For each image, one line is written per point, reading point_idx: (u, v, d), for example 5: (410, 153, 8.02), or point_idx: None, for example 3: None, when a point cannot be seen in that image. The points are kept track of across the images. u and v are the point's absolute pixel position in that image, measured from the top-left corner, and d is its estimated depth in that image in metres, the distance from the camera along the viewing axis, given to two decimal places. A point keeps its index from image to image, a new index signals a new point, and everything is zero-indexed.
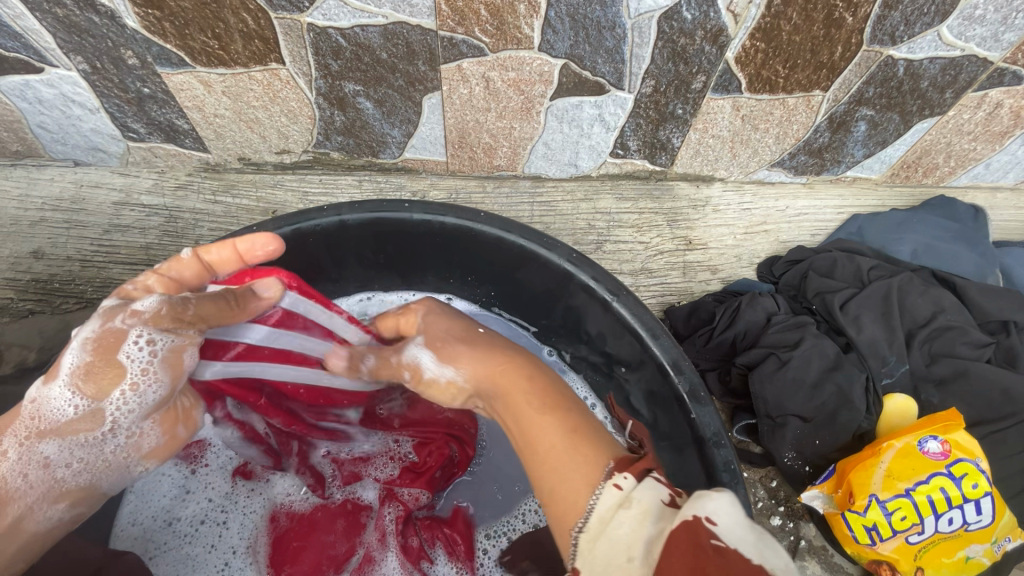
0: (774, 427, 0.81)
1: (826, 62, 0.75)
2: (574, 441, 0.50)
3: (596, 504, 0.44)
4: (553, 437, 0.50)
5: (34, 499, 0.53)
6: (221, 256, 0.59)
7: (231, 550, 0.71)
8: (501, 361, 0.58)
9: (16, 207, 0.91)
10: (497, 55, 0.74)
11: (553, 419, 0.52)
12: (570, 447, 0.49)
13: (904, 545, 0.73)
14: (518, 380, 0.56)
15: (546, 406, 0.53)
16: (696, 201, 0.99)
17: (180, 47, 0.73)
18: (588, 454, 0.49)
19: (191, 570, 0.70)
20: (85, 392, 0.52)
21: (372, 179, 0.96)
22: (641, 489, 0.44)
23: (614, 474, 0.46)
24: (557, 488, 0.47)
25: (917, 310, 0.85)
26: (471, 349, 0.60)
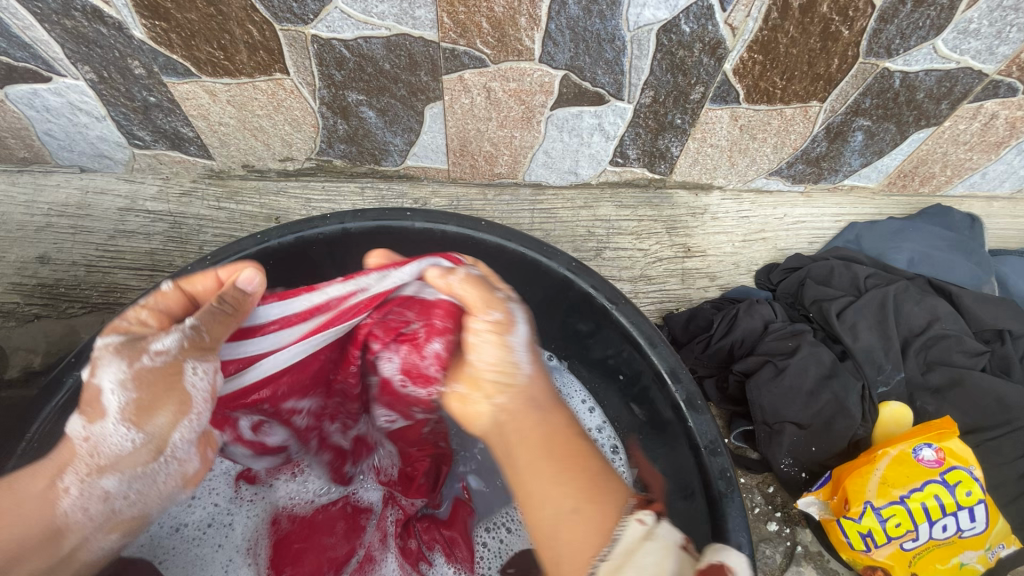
0: (771, 433, 0.82)
1: (822, 73, 0.76)
2: (588, 484, 0.49)
3: (622, 534, 0.46)
4: (557, 495, 0.48)
5: (90, 530, 0.51)
6: (204, 287, 0.55)
7: (235, 551, 0.72)
8: (521, 399, 0.54)
9: (23, 212, 0.92)
10: (498, 66, 0.75)
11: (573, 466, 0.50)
12: (574, 474, 0.50)
13: (899, 551, 0.74)
14: (529, 427, 0.52)
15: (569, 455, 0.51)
16: (694, 209, 1.00)
17: (186, 58, 0.74)
18: (594, 491, 0.49)
19: (197, 572, 0.71)
20: (134, 424, 0.49)
21: (374, 186, 0.97)
22: (664, 527, 0.47)
23: (636, 510, 0.48)
24: (563, 526, 0.48)
25: (913, 318, 0.86)
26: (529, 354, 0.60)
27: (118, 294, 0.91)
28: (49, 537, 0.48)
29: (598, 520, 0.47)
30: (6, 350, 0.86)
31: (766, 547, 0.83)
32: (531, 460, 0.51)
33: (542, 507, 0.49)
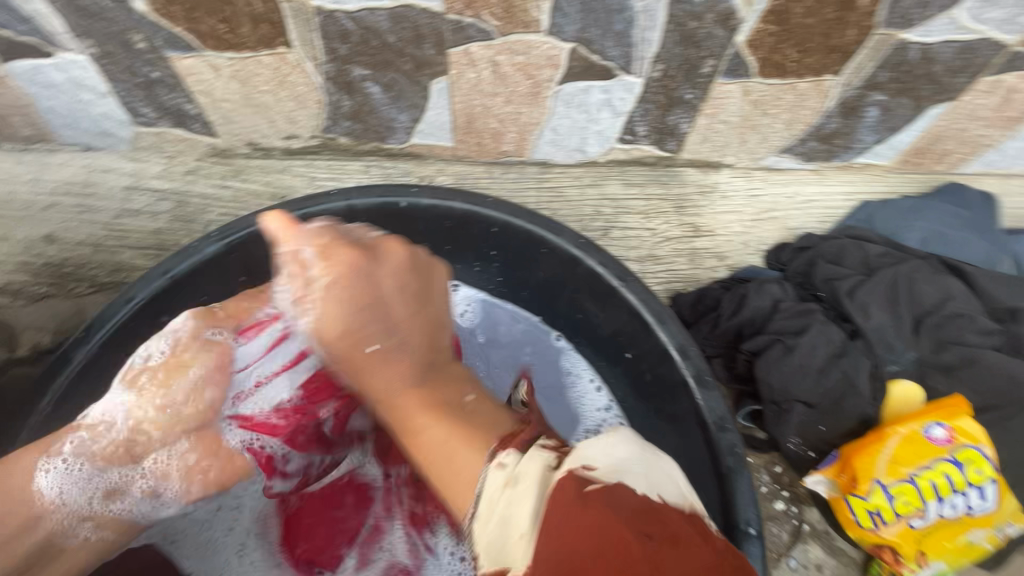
0: (779, 412, 0.82)
1: (838, 45, 0.74)
2: (465, 427, 0.50)
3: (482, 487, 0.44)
4: (437, 426, 0.51)
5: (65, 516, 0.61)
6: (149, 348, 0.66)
7: (246, 534, 0.77)
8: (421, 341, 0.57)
9: (28, 191, 0.92)
10: (505, 39, 0.74)
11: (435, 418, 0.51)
12: (453, 425, 0.51)
13: (907, 529, 0.74)
14: (413, 396, 0.54)
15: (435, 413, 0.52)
16: (704, 187, 0.98)
17: (188, 31, 0.73)
18: (474, 426, 0.51)
19: (211, 555, 0.76)
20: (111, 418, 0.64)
21: (379, 164, 0.96)
22: (526, 462, 0.44)
23: (497, 454, 0.46)
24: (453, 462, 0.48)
25: (926, 297, 0.85)
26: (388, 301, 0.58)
27: (126, 273, 0.91)
28: (29, 519, 0.59)
29: (474, 455, 0.48)
30: (15, 328, 0.87)
31: (771, 526, 0.83)
32: (390, 388, 0.54)
33: (421, 441, 0.51)
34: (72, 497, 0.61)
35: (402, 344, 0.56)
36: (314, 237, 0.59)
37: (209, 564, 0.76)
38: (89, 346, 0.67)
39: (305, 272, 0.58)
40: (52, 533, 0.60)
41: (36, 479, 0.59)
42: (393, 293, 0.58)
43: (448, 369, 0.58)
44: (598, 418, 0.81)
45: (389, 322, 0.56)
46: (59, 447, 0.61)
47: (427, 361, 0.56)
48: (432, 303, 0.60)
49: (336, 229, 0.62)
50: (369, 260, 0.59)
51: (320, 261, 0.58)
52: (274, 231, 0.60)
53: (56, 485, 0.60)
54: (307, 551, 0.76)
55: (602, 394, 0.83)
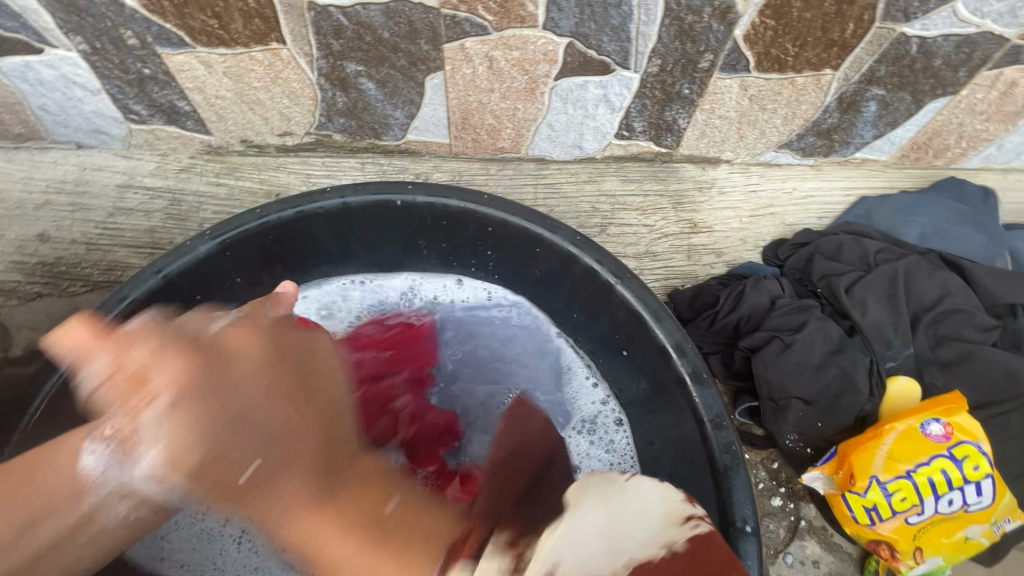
0: (777, 409, 0.82)
1: (836, 39, 0.73)
2: (390, 541, 0.45)
3: None
4: (352, 553, 0.45)
5: None
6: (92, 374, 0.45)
7: (248, 519, 0.76)
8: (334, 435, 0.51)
9: (21, 190, 0.91)
10: (500, 34, 0.73)
11: (322, 518, 0.46)
12: (374, 545, 0.45)
13: (903, 525, 0.74)
14: (313, 478, 0.47)
15: (319, 502, 0.46)
16: (701, 183, 0.98)
17: (180, 27, 0.72)
18: (405, 544, 0.45)
19: (204, 547, 0.75)
20: None
21: (374, 161, 0.95)
22: (486, 557, 0.42)
23: (446, 569, 0.43)
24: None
25: (924, 293, 0.85)
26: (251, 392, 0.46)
27: (119, 272, 0.90)
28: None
29: (407, 568, 0.44)
30: (9, 328, 0.86)
31: (769, 522, 0.83)
32: (298, 526, 0.46)
33: (339, 573, 0.45)
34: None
35: (288, 461, 0.46)
36: (133, 334, 0.45)
37: (201, 557, 0.75)
38: None
39: (206, 331, 0.51)
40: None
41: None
42: (264, 389, 0.46)
43: (351, 469, 0.50)
44: (593, 409, 0.82)
45: (297, 404, 0.48)
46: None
47: (325, 464, 0.48)
48: (317, 386, 0.51)
49: (167, 321, 0.49)
50: (217, 349, 0.46)
51: (134, 383, 0.43)
52: (153, 316, 0.54)
53: None
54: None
55: (601, 392, 0.83)
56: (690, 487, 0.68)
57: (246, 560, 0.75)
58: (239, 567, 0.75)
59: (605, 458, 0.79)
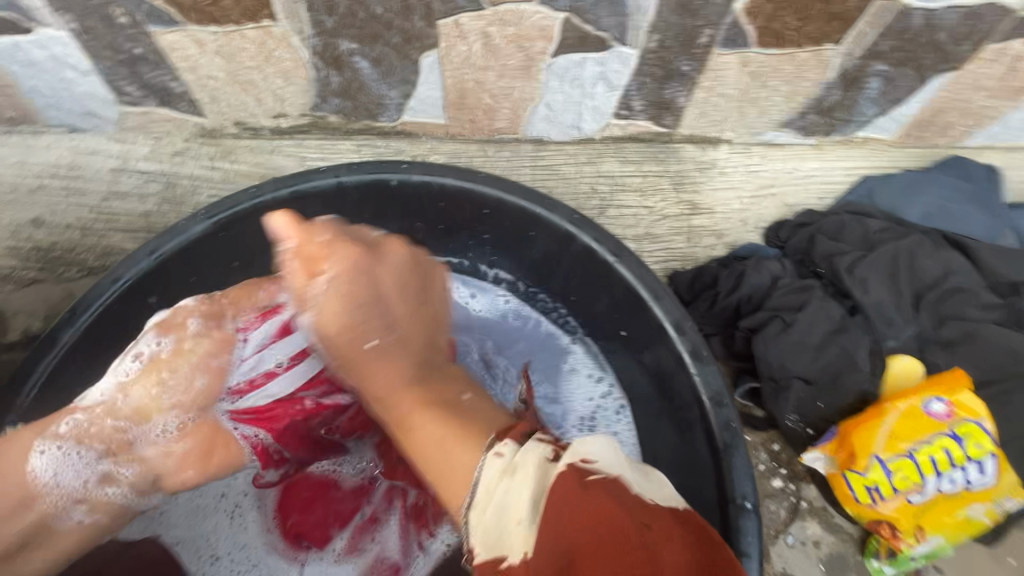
0: (777, 389, 0.81)
1: (838, 12, 0.72)
2: (453, 421, 0.50)
3: (480, 476, 0.43)
4: (435, 423, 0.50)
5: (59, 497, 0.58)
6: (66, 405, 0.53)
7: (240, 496, 0.75)
8: (417, 349, 0.58)
9: (14, 174, 0.90)
10: (496, 8, 0.72)
11: (429, 415, 0.51)
12: (450, 417, 0.51)
13: (905, 504, 0.74)
14: (403, 369, 0.55)
15: (422, 402, 0.52)
16: (702, 163, 0.96)
17: (170, 4, 0.71)
18: (469, 423, 0.50)
19: (200, 521, 0.74)
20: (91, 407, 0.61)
21: (370, 143, 0.94)
22: (523, 452, 0.43)
23: (495, 443, 0.45)
24: (449, 459, 0.47)
25: (926, 272, 0.84)
26: (405, 305, 0.60)
27: (115, 256, 0.90)
28: (21, 501, 0.56)
29: (460, 450, 0.47)
30: (5, 313, 0.86)
31: (770, 503, 0.83)
32: (403, 402, 0.53)
33: (415, 441, 0.50)
34: (69, 479, 0.58)
35: (383, 352, 0.56)
36: (318, 231, 0.60)
37: (197, 532, 0.74)
38: (78, 326, 0.65)
39: (306, 278, 0.58)
40: (45, 515, 0.57)
41: (31, 460, 0.57)
42: (393, 290, 0.60)
43: (446, 369, 0.59)
44: (588, 407, 0.81)
45: (419, 303, 0.62)
46: (54, 429, 0.58)
47: (409, 355, 0.57)
48: (431, 298, 0.64)
49: (345, 225, 0.64)
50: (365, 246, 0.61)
51: (314, 264, 0.58)
52: (276, 231, 0.59)
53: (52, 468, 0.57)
54: (301, 524, 0.74)
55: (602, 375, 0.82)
56: (689, 466, 0.67)
57: (239, 538, 0.75)
58: (233, 544, 0.74)
59: None
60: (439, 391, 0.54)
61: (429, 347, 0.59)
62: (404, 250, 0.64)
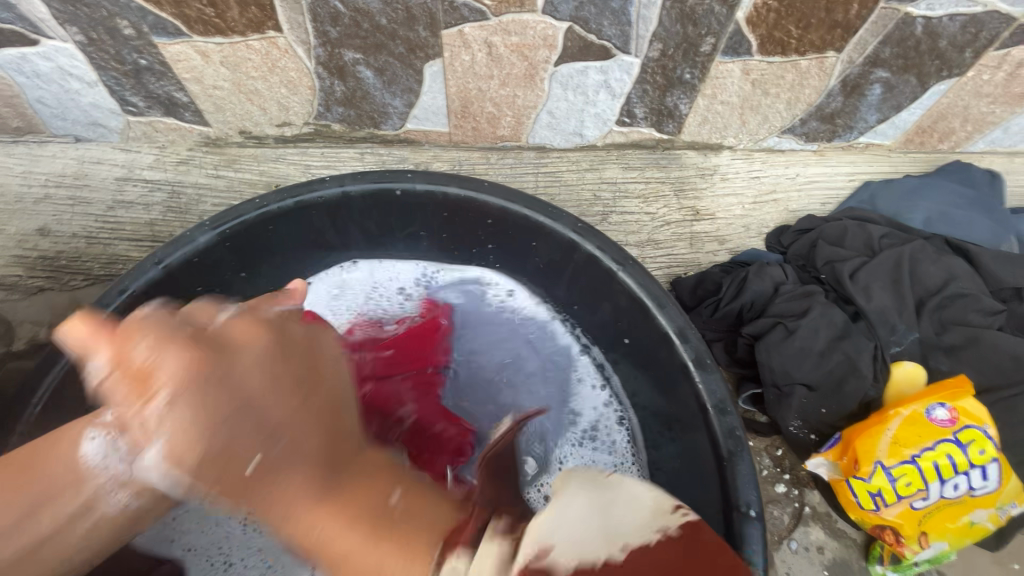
0: (780, 396, 0.81)
1: (840, 20, 0.73)
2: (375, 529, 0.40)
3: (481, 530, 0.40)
4: (365, 544, 0.40)
5: None
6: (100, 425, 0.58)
7: None
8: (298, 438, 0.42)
9: (20, 183, 0.91)
10: (499, 19, 0.72)
11: (360, 528, 0.40)
12: (353, 520, 0.41)
13: (908, 510, 0.74)
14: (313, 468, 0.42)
15: (321, 493, 0.41)
16: (703, 170, 0.97)
17: (176, 16, 0.72)
18: (411, 534, 0.40)
19: (212, 529, 0.73)
20: None
21: (373, 151, 0.95)
22: (476, 561, 0.38)
23: (444, 560, 0.39)
24: (387, 574, 0.39)
25: (929, 278, 0.84)
26: (283, 406, 0.42)
27: (120, 265, 0.90)
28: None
29: (390, 566, 0.39)
30: (11, 322, 0.86)
31: (773, 509, 0.83)
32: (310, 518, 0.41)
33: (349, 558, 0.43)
34: None
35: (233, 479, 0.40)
36: (193, 304, 0.47)
37: (209, 538, 0.73)
38: None
39: (139, 400, 0.39)
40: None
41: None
42: (265, 391, 0.42)
43: (354, 467, 0.44)
44: (593, 415, 0.80)
45: (300, 394, 0.44)
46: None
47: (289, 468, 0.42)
48: (324, 377, 0.46)
49: (175, 312, 0.44)
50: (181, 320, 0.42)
51: (144, 381, 0.39)
52: (71, 344, 0.41)
53: None
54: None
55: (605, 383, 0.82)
56: (694, 474, 0.67)
57: (251, 544, 0.73)
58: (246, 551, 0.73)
59: (609, 463, 0.77)
60: (371, 492, 0.42)
61: (340, 457, 0.44)
62: (242, 322, 0.45)
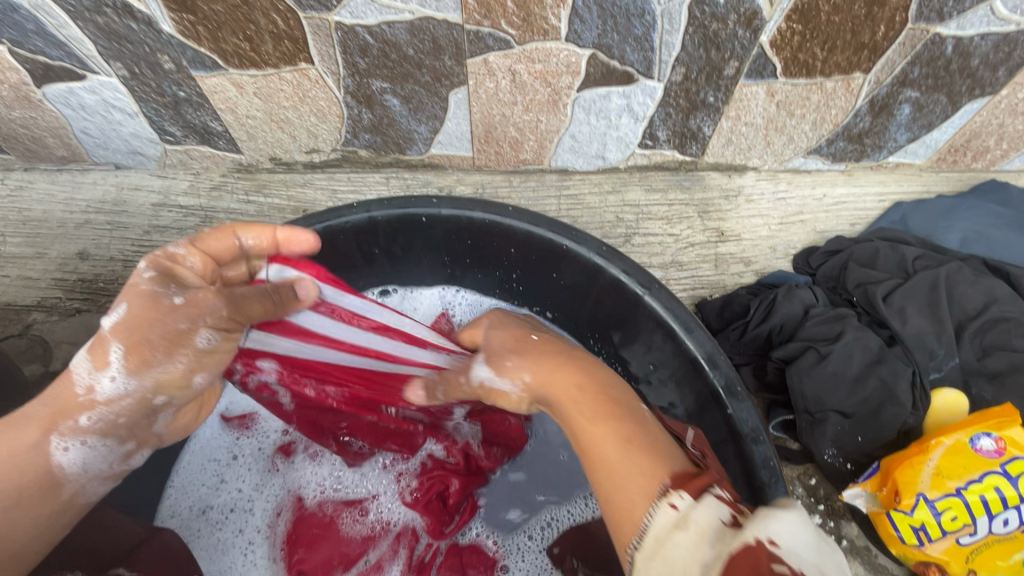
0: (813, 422, 0.78)
1: (867, 42, 0.72)
2: (610, 466, 0.47)
3: (651, 523, 0.42)
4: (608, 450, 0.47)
5: (87, 479, 0.50)
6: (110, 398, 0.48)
7: (255, 532, 0.73)
8: (552, 371, 0.55)
9: (63, 210, 0.95)
10: (523, 47, 0.74)
11: (607, 427, 0.49)
12: (607, 448, 0.48)
13: (955, 546, 0.70)
14: (570, 390, 0.52)
15: (599, 415, 0.50)
16: (727, 191, 0.97)
17: (214, 50, 0.75)
18: (635, 462, 0.46)
19: (220, 556, 0.72)
20: (132, 372, 0.48)
21: (399, 176, 0.97)
22: (699, 509, 0.41)
23: (670, 492, 0.43)
24: (614, 500, 0.45)
25: (967, 301, 0.81)
26: (519, 356, 0.58)
27: None
28: (47, 488, 0.48)
29: (633, 493, 0.44)
30: (49, 343, 0.88)
31: None
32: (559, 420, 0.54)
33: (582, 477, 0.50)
34: (96, 465, 0.50)
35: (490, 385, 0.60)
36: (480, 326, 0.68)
37: (217, 566, 0.71)
38: None
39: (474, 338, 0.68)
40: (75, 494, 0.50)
41: (54, 456, 0.47)
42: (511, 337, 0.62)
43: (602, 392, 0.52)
44: None
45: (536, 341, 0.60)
46: (74, 422, 0.48)
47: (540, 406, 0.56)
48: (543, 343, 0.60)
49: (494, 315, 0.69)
50: (274, 309, 0.58)
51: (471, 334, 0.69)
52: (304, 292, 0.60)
53: (82, 458, 0.49)
54: (305, 561, 0.70)
55: None
56: None
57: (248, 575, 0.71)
58: None
59: None
60: (627, 398, 0.53)
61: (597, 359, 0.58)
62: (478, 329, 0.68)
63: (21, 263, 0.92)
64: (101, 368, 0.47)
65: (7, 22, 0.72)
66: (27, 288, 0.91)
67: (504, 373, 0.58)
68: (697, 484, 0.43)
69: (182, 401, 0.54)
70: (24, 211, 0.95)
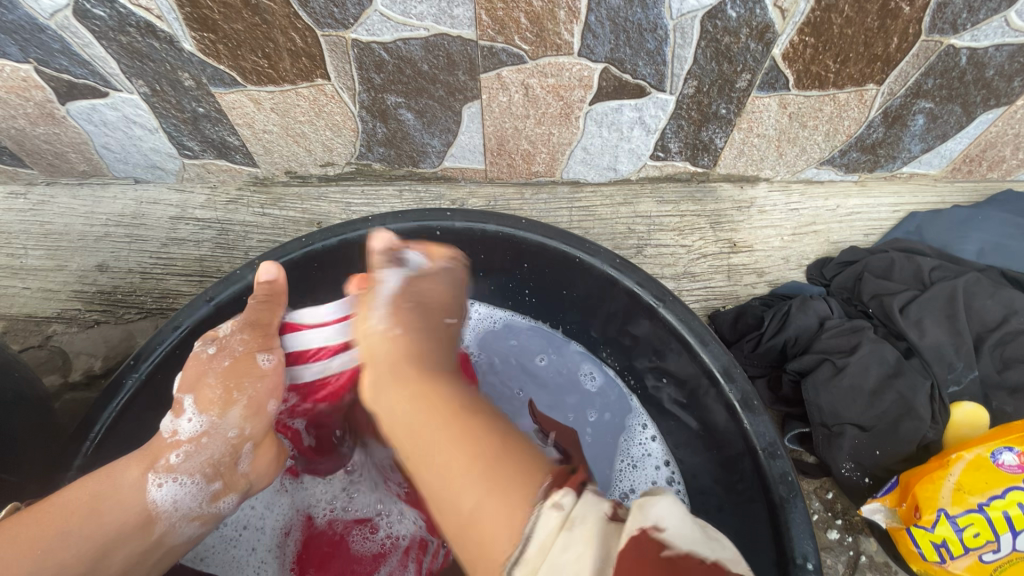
0: (830, 436, 0.78)
1: (880, 54, 0.72)
2: (485, 462, 0.49)
3: (534, 527, 0.42)
4: (480, 441, 0.51)
5: (175, 518, 0.59)
6: (195, 447, 0.61)
7: (267, 551, 0.73)
8: (419, 356, 0.62)
9: (83, 223, 0.97)
10: (536, 62, 0.74)
11: (477, 423, 0.53)
12: (473, 442, 0.50)
13: (979, 564, 0.67)
14: (438, 390, 0.57)
15: (466, 412, 0.54)
16: (740, 203, 0.97)
17: (233, 68, 0.77)
18: (502, 462, 0.49)
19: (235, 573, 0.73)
20: (205, 415, 0.62)
21: (412, 189, 0.98)
22: (582, 505, 0.43)
23: (551, 492, 0.44)
24: (480, 502, 0.46)
25: (986, 313, 0.80)
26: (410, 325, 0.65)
27: (171, 299, 0.93)
28: (141, 525, 0.57)
29: (504, 500, 0.45)
30: (68, 354, 0.90)
31: (826, 557, 0.79)
32: (397, 409, 0.56)
33: (427, 474, 0.51)
34: (183, 503, 0.59)
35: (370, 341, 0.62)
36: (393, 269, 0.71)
37: None
38: (141, 372, 0.66)
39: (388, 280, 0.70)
40: (163, 533, 0.58)
41: (151, 492, 0.58)
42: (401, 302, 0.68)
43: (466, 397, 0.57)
44: (648, 489, 0.77)
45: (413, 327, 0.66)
46: (166, 461, 0.60)
47: (395, 372, 0.60)
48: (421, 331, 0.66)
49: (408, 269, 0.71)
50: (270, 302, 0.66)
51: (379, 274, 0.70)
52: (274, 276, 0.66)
53: (170, 496, 0.59)
54: None
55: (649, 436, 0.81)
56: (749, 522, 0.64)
57: None
58: None
59: None
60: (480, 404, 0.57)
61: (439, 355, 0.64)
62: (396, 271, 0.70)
63: (42, 275, 0.94)
64: (181, 414, 0.62)
65: (34, 42, 0.74)
66: (47, 300, 0.93)
67: (388, 320, 0.66)
68: (575, 480, 0.46)
69: (255, 433, 0.64)
70: (45, 224, 0.97)
